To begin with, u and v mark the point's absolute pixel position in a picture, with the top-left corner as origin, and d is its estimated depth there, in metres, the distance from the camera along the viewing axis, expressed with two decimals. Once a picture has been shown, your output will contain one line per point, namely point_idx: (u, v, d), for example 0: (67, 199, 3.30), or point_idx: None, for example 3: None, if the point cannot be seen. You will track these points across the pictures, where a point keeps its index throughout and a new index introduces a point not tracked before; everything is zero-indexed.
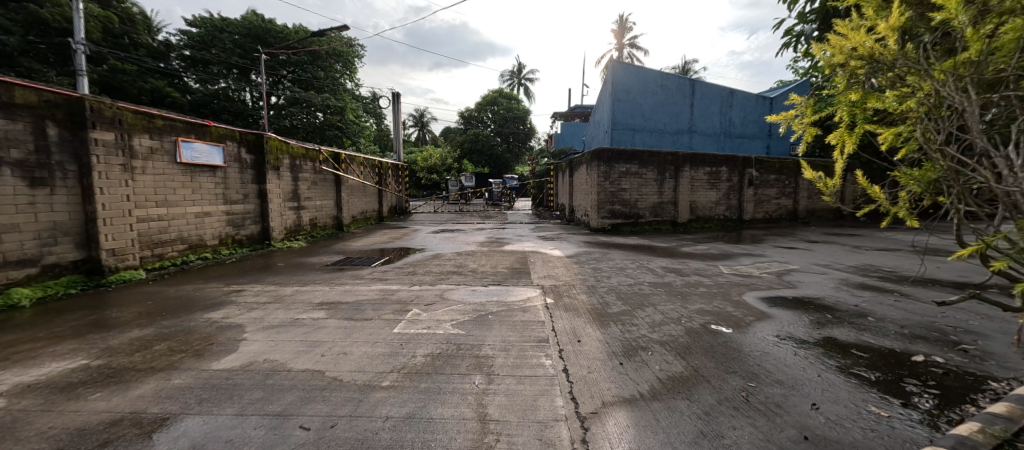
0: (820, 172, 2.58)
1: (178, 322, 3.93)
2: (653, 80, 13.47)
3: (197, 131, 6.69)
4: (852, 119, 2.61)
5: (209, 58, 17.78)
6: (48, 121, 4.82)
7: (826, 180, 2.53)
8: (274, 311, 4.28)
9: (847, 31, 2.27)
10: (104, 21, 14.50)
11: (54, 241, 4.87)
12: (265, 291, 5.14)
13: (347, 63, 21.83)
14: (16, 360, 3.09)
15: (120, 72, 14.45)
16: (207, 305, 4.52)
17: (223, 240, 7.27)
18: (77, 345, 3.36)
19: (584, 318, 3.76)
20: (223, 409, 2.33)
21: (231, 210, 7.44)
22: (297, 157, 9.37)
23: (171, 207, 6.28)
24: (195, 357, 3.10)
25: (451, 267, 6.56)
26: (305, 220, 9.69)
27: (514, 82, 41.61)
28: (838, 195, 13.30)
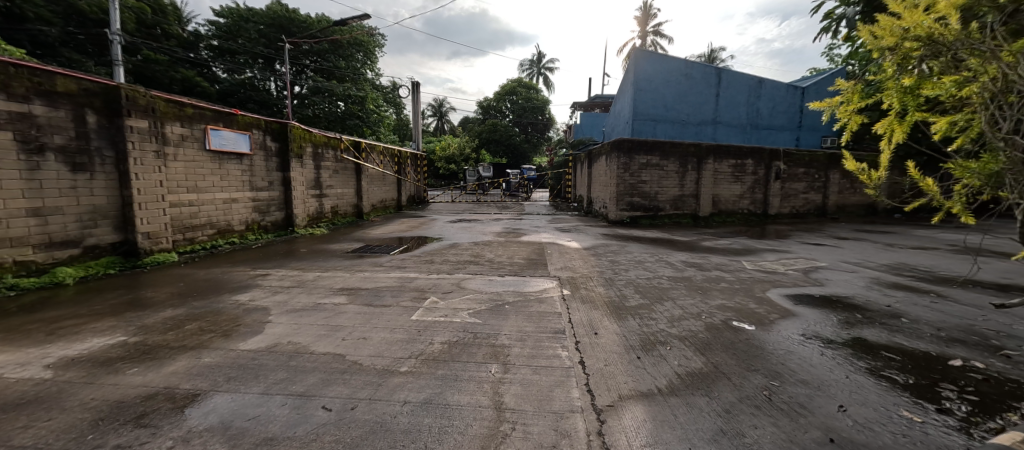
0: (864, 164, 2.44)
1: (208, 303, 4.10)
2: (677, 68, 13.05)
3: (225, 119, 6.87)
4: (903, 105, 2.47)
5: (235, 48, 18.20)
6: (87, 108, 5.02)
7: (870, 172, 2.40)
8: (298, 295, 4.43)
9: (902, 11, 2.12)
10: (138, 12, 14.96)
11: (94, 224, 5.12)
12: (289, 276, 5.29)
13: (368, 52, 21.93)
14: (62, 334, 3.29)
15: (153, 62, 15.09)
16: (235, 288, 4.68)
17: (249, 226, 7.52)
18: (115, 323, 3.54)
19: (601, 310, 3.73)
20: (250, 387, 2.42)
21: (257, 196, 7.67)
22: (319, 146, 9.52)
23: (201, 193, 6.51)
24: (224, 337, 3.23)
25: (468, 256, 6.60)
26: (326, 208, 9.92)
27: (533, 71, 41.18)
28: (888, 191, 12.67)
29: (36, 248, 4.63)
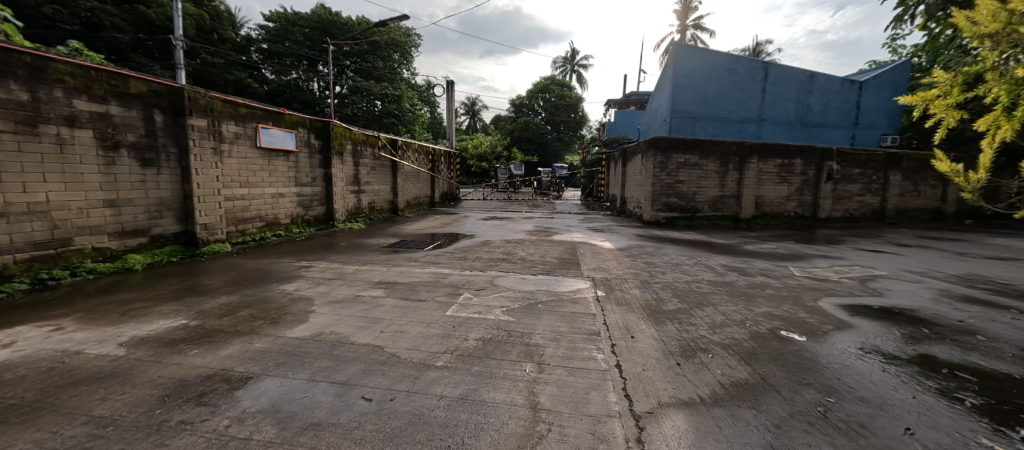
0: (957, 168, 2.16)
1: (257, 292, 4.36)
2: (720, 63, 12.48)
3: (274, 118, 7.25)
4: (1011, 99, 1.94)
5: (283, 50, 19.19)
6: (156, 108, 5.44)
7: (965, 177, 2.12)
8: (338, 287, 4.62)
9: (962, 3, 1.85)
10: (197, 19, 16.09)
11: (159, 215, 5.55)
12: (330, 268, 5.51)
13: (404, 52, 22.48)
14: (133, 315, 3.60)
15: (210, 65, 16.20)
16: (281, 278, 4.95)
17: (294, 220, 7.92)
18: (177, 308, 3.82)
19: (637, 313, 3.64)
20: (297, 374, 2.55)
21: (301, 191, 8.07)
22: (358, 143, 9.87)
23: (252, 188, 6.92)
24: (273, 324, 3.42)
25: (501, 254, 6.63)
26: (364, 204, 10.27)
27: (566, 69, 40.75)
28: (987, 194, 11.47)
29: (110, 236, 5.03)
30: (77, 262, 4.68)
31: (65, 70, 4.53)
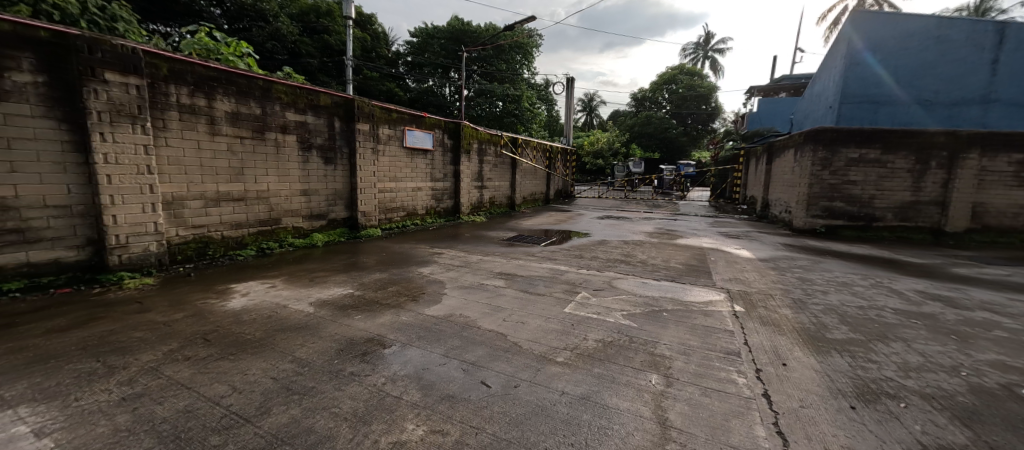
0: None
1: (401, 272, 5.05)
2: (923, 30, 9.72)
3: (417, 121, 8.26)
4: None
5: (423, 61, 21.74)
6: (336, 116, 6.63)
7: None
8: (465, 274, 5.05)
9: None
10: (362, 41, 19.30)
11: (335, 203, 6.82)
12: (457, 256, 6.05)
13: (526, 53, 23.26)
14: (317, 281, 4.53)
15: (370, 78, 19.26)
16: (418, 261, 5.64)
17: (429, 211, 8.93)
18: (345, 279, 4.67)
19: (789, 337, 3.09)
20: (434, 348, 2.87)
21: (436, 186, 9.05)
22: (483, 142, 10.57)
23: (399, 182, 8.02)
24: (414, 301, 3.92)
25: (618, 255, 6.38)
26: (486, 198, 11.00)
27: (699, 56, 36.86)
28: None
29: (303, 218, 6.34)
30: (282, 237, 6.03)
31: (282, 90, 5.79)
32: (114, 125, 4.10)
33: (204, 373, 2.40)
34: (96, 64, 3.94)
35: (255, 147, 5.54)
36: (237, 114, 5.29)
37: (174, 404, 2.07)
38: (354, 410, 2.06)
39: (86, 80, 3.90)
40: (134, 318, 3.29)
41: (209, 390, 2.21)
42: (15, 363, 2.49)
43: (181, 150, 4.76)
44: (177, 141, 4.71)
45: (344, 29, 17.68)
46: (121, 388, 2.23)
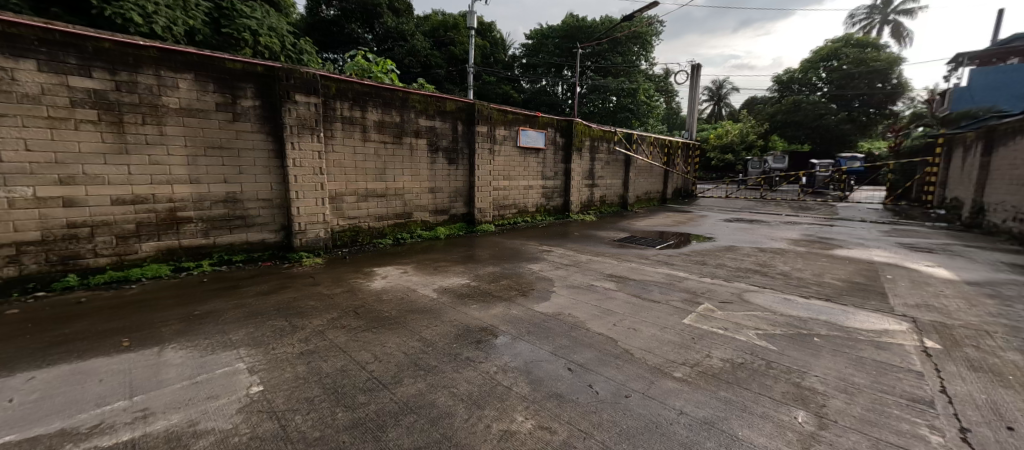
0: None
1: (512, 267, 5.25)
2: None
3: (531, 121, 8.46)
4: None
5: (538, 62, 22.16)
6: (459, 120, 7.20)
7: None
8: (574, 273, 4.99)
9: None
10: (482, 48, 20.57)
11: (456, 200, 7.42)
12: (566, 255, 6.03)
13: (644, 43, 21.81)
14: (439, 270, 5.00)
15: (488, 83, 20.42)
16: (528, 258, 5.78)
17: (539, 209, 9.11)
18: (462, 270, 5.05)
19: (1014, 392, 2.29)
20: (543, 344, 2.91)
21: (547, 184, 9.17)
22: (596, 139, 10.31)
23: (512, 180, 8.35)
24: (524, 296, 4.03)
25: (750, 264, 5.57)
26: (596, 197, 10.73)
27: (872, 22, 29.75)
28: None
29: (430, 212, 7.05)
30: (413, 229, 6.81)
31: (417, 99, 6.51)
32: (299, 135, 5.15)
33: (354, 342, 2.85)
34: (290, 88, 4.99)
35: (395, 150, 6.36)
36: (383, 122, 6.13)
37: (335, 363, 2.51)
38: (469, 393, 2.21)
39: (283, 101, 4.97)
40: (307, 290, 4.08)
41: (358, 356, 2.62)
42: (238, 316, 3.33)
43: (342, 154, 5.73)
44: (340, 147, 5.69)
45: (467, 39, 19.10)
46: (301, 344, 2.79)
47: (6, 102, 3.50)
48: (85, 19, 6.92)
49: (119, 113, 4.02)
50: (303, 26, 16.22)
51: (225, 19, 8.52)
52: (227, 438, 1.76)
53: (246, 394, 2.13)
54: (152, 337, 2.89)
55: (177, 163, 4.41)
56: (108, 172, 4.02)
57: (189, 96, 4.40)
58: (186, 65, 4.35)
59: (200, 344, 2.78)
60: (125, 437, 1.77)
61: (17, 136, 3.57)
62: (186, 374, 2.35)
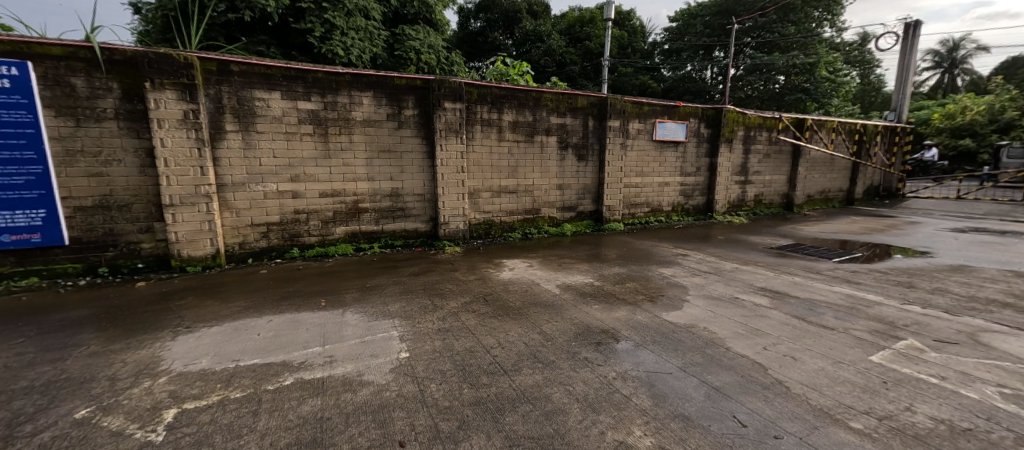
0: None
1: (642, 269, 4.94)
2: None
3: (670, 112, 7.78)
4: None
5: (682, 46, 19.49)
6: (590, 116, 7.07)
7: None
8: (715, 282, 4.41)
9: None
10: (620, 39, 19.64)
11: (583, 197, 7.34)
12: (706, 261, 5.39)
13: (831, 4, 16.93)
14: (564, 267, 5.03)
15: (623, 75, 19.21)
16: (661, 261, 5.36)
17: (676, 208, 8.34)
18: (588, 268, 4.98)
19: None
20: (671, 358, 2.65)
21: (686, 181, 8.33)
22: (752, 128, 8.88)
23: (646, 177, 7.83)
24: (652, 302, 3.74)
25: (990, 292, 4.06)
26: (749, 195, 9.29)
27: None
28: None
29: (557, 209, 7.13)
30: (540, 224, 7.00)
31: (549, 98, 6.63)
32: (445, 138, 5.81)
33: (483, 326, 3.09)
34: (441, 97, 5.66)
35: (526, 149, 6.62)
36: (517, 123, 6.45)
37: (465, 343, 2.76)
38: (585, 394, 2.17)
39: (434, 108, 5.66)
40: (447, 274, 4.59)
41: (485, 340, 2.83)
42: (395, 291, 3.95)
43: (479, 154, 6.24)
44: (478, 147, 6.21)
45: (603, 31, 18.58)
46: (440, 322, 3.16)
47: (261, 121, 4.83)
48: (309, 56, 9.07)
49: (323, 126, 5.16)
50: (454, 40, 18.11)
51: (398, 43, 10.17)
52: (382, 391, 2.10)
53: (398, 358, 2.52)
54: (338, 300, 3.66)
55: (358, 164, 5.45)
56: (315, 171, 5.22)
57: (368, 109, 5.37)
58: (367, 84, 5.31)
59: (368, 310, 3.39)
60: (318, 375, 2.28)
61: (266, 146, 4.90)
62: (358, 333, 2.90)
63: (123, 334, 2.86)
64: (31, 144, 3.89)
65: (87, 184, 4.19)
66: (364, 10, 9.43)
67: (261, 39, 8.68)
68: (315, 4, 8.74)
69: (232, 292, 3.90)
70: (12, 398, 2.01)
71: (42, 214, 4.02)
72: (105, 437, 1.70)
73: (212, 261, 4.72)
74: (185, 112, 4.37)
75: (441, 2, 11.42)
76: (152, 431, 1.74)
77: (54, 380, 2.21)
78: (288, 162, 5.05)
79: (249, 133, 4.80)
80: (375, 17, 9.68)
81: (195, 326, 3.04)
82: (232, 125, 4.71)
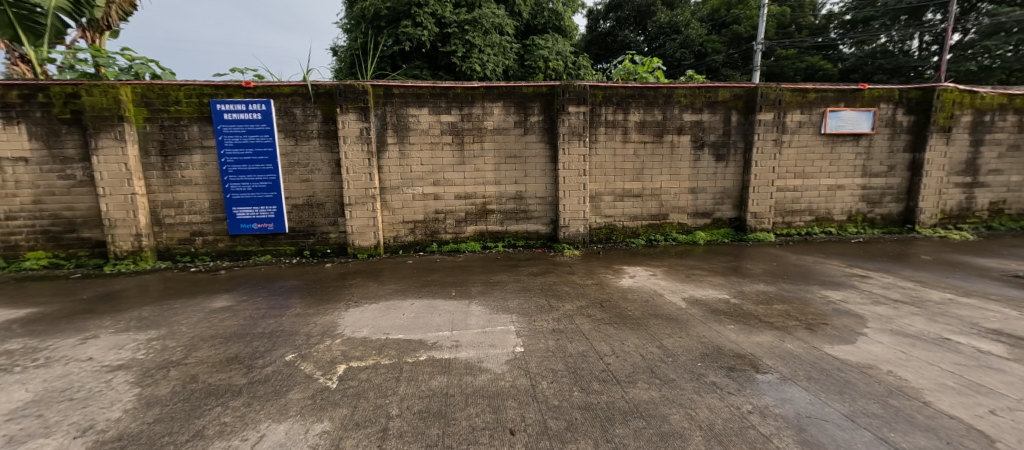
0: None
1: (797, 289, 4.17)
2: None
3: (848, 98, 6.36)
4: None
5: (873, 13, 15.01)
6: (733, 110, 6.26)
7: None
8: (908, 315, 3.43)
9: None
10: (779, 16, 16.19)
11: (722, 202, 6.55)
12: (896, 286, 4.25)
13: None
14: (695, 279, 4.58)
15: (784, 58, 15.48)
16: (826, 282, 4.43)
17: (852, 217, 6.75)
18: (723, 282, 4.45)
19: None
20: (834, 403, 2.07)
21: (869, 184, 6.69)
22: (986, 111, 6.62)
23: (807, 179, 6.56)
24: (808, 330, 3.12)
25: None
26: (979, 203, 6.92)
27: None
28: None
29: (689, 215, 6.52)
30: (668, 231, 6.50)
31: (683, 94, 6.12)
32: (569, 142, 5.89)
33: (598, 332, 3.05)
34: (566, 102, 5.77)
35: (655, 150, 6.23)
36: (644, 123, 6.13)
37: (578, 347, 2.78)
38: (710, 422, 1.89)
39: (559, 113, 5.81)
40: (565, 277, 4.65)
41: (598, 346, 2.80)
42: (516, 288, 4.21)
43: (603, 157, 6.15)
44: (602, 150, 6.12)
45: (757, 11, 16.07)
46: (555, 322, 3.25)
47: (413, 134, 5.69)
48: (452, 75, 10.19)
49: (460, 136, 5.79)
50: (583, 44, 18.00)
51: (528, 53, 10.71)
52: (497, 380, 2.28)
53: (514, 351, 2.69)
54: (466, 291, 4.09)
55: (488, 169, 5.94)
56: (452, 177, 5.89)
57: (498, 118, 5.82)
58: (499, 95, 5.76)
59: (490, 304, 3.69)
60: (446, 356, 2.60)
61: (416, 155, 5.76)
62: (481, 324, 3.19)
63: (316, 302, 3.74)
64: (270, 159, 5.39)
65: (299, 187, 5.58)
66: (499, 27, 10.17)
67: (416, 64, 10.12)
68: (459, 29, 9.89)
69: (387, 277, 4.70)
70: (254, 339, 2.85)
71: (274, 210, 5.52)
72: (302, 377, 2.27)
73: (375, 251, 5.77)
74: (361, 130, 5.46)
75: (570, 9, 11.73)
76: (330, 379, 2.25)
77: (276, 330, 3.03)
78: (431, 169, 5.82)
79: (404, 145, 5.71)
80: (509, 32, 10.33)
81: (361, 301, 3.78)
82: (392, 138, 5.66)
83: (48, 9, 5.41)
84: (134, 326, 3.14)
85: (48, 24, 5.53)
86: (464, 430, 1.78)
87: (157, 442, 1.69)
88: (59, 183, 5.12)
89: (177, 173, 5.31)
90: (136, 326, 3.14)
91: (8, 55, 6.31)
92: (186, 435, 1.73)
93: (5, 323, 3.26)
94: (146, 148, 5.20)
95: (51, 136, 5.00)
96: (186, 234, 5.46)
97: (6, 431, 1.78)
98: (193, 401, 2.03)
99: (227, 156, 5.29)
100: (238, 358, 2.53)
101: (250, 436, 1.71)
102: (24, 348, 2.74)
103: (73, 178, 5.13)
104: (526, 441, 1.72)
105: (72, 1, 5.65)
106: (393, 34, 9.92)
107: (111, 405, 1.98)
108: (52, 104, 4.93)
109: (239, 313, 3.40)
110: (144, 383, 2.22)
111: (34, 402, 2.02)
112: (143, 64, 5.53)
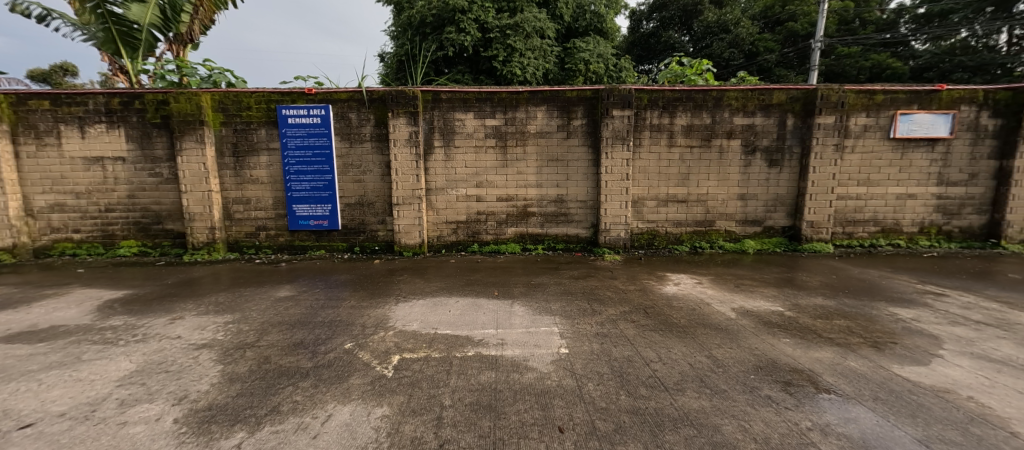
0: None
1: (860, 305, 3.89)
2: None
3: (922, 100, 5.86)
4: None
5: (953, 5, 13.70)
6: (789, 113, 5.95)
7: None
8: (995, 338, 3.11)
9: None
10: (842, 11, 15.10)
11: (775, 209, 6.22)
12: (977, 306, 3.86)
13: None
14: (745, 289, 4.39)
15: (846, 56, 14.36)
16: (893, 298, 4.11)
17: (924, 229, 6.19)
18: (776, 294, 4.24)
19: None
20: (906, 426, 1.94)
21: (945, 193, 6.11)
22: None
23: (873, 187, 6.11)
24: (874, 348, 2.92)
25: None
26: None
27: None
28: None
29: (737, 222, 6.25)
30: (714, 238, 6.28)
31: (734, 96, 5.89)
32: (612, 146, 5.85)
33: (642, 338, 3.03)
34: (610, 106, 5.74)
35: (702, 155, 6.04)
36: (691, 127, 5.96)
37: (623, 351, 2.77)
38: (765, 435, 1.84)
39: (602, 117, 5.78)
40: (606, 282, 4.61)
41: (644, 352, 2.78)
42: (557, 291, 4.24)
43: (647, 161, 6.04)
44: (646, 154, 6.02)
45: (816, 7, 15.13)
46: (598, 326, 3.25)
47: (458, 137, 5.87)
48: (493, 79, 10.36)
49: (503, 139, 5.90)
50: (625, 45, 17.66)
51: (569, 56, 10.72)
52: (544, 379, 2.33)
53: (559, 352, 2.73)
54: (508, 292, 4.17)
55: (530, 172, 6.01)
56: (495, 179, 6.01)
57: (541, 122, 5.88)
58: (543, 99, 5.82)
59: (532, 305, 3.74)
60: (492, 353, 2.68)
61: (460, 158, 5.93)
62: (525, 324, 3.25)
63: (367, 296, 3.96)
64: (327, 161, 5.75)
65: (352, 187, 5.91)
66: (540, 30, 10.25)
67: (460, 69, 10.43)
68: (501, 33, 10.07)
69: (432, 275, 4.88)
70: (315, 327, 3.06)
71: (329, 208, 5.90)
72: (360, 365, 2.43)
73: (420, 249, 6.00)
74: (411, 133, 5.71)
75: (612, 11, 11.63)
76: (386, 368, 2.40)
77: (334, 319, 3.25)
78: (475, 171, 5.98)
79: (450, 148, 5.90)
80: (550, 35, 10.39)
81: (408, 297, 3.96)
82: (439, 142, 5.88)
83: (143, 26, 6.10)
84: (213, 309, 3.49)
85: (143, 38, 6.24)
86: (514, 424, 1.85)
87: (240, 414, 1.88)
88: (150, 180, 5.74)
89: (247, 172, 5.79)
90: (214, 309, 3.48)
91: (112, 67, 7.19)
92: (264, 410, 1.92)
93: (108, 302, 3.72)
94: (221, 150, 5.72)
95: (144, 139, 5.63)
96: (252, 228, 5.94)
97: (119, 395, 2.05)
98: (267, 379, 2.23)
99: (290, 157, 5.71)
100: (304, 344, 2.73)
101: (319, 415, 1.87)
102: (126, 324, 3.12)
103: (161, 176, 5.73)
104: (574, 440, 1.75)
105: (163, 17, 6.34)
106: (438, 41, 10.26)
107: (200, 378, 2.22)
108: (145, 110, 5.55)
109: (301, 303, 3.68)
110: (225, 360, 2.47)
111: (137, 371, 2.31)
112: (220, 74, 6.11)
